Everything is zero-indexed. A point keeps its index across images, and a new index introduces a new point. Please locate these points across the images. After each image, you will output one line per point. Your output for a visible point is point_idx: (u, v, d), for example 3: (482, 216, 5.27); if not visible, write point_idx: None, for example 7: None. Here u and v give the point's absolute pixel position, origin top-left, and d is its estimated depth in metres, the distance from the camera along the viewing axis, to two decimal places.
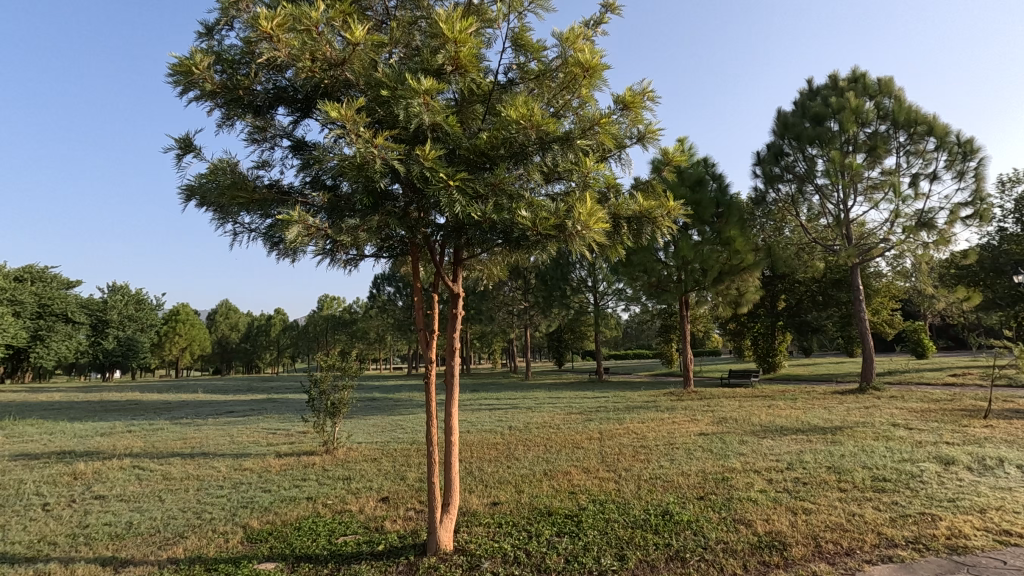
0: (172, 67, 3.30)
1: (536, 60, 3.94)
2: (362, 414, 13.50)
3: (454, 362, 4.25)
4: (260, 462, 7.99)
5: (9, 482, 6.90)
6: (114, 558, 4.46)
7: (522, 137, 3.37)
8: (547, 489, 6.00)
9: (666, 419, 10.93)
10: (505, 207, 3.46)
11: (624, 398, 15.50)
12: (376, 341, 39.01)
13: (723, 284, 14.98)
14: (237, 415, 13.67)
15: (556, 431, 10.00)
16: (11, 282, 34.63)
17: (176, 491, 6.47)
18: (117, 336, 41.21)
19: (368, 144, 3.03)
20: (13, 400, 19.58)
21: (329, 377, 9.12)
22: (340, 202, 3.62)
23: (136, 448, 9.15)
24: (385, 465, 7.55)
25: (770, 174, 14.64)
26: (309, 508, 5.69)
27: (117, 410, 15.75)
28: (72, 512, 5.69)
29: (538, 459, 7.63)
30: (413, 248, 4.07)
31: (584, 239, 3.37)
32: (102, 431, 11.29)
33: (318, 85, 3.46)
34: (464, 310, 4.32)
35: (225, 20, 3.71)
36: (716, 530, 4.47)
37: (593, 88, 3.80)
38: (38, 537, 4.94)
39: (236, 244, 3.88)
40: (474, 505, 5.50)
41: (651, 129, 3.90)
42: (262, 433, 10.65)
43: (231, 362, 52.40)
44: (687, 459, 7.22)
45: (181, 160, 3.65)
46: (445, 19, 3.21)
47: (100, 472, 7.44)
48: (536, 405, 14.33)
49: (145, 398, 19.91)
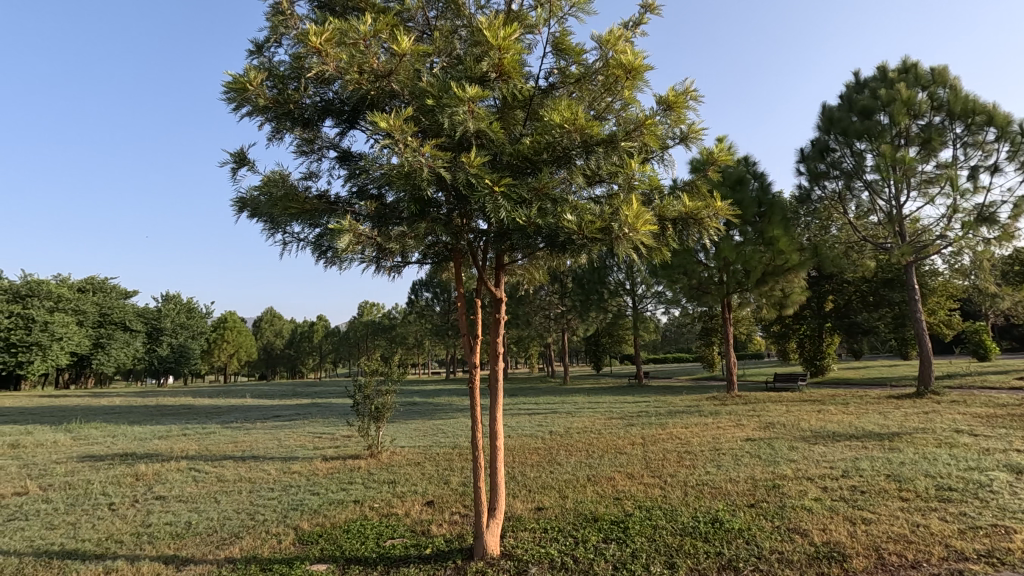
0: (227, 85, 3.44)
1: (576, 63, 3.94)
2: (404, 417, 13.73)
3: (499, 366, 4.25)
4: (308, 466, 8.22)
5: (78, 482, 7.30)
6: (175, 556, 4.64)
7: (565, 140, 3.38)
8: (592, 495, 5.95)
9: (711, 424, 10.69)
10: (550, 212, 3.45)
11: (665, 402, 15.23)
12: (414, 347, 39.52)
13: (767, 285, 14.59)
14: (285, 419, 14.09)
15: (598, 436, 9.90)
16: (75, 294, 36.91)
17: (231, 493, 6.71)
18: (170, 344, 43.15)
19: (414, 153, 3.08)
20: (78, 404, 20.84)
21: (374, 382, 9.29)
22: (387, 210, 3.68)
23: (192, 451, 9.54)
24: (429, 470, 7.61)
25: (815, 170, 14.18)
26: (356, 511, 5.79)
27: (173, 414, 16.49)
28: (136, 512, 5.97)
29: (581, 464, 7.57)
30: (456, 254, 4.12)
31: (631, 242, 3.33)
32: (160, 434, 11.82)
33: (364, 96, 3.54)
34: (507, 315, 4.33)
35: (274, 37, 3.84)
36: (770, 539, 4.34)
37: (636, 90, 3.78)
38: (105, 535, 5.20)
39: (286, 253, 4.00)
40: (519, 510, 5.50)
41: (694, 129, 3.84)
42: (309, 437, 10.97)
43: (277, 368, 54.05)
44: (735, 465, 7.03)
45: (236, 173, 3.81)
46: (488, 27, 3.25)
47: (160, 473, 7.78)
48: (576, 410, 14.24)
49: (199, 403, 20.77)
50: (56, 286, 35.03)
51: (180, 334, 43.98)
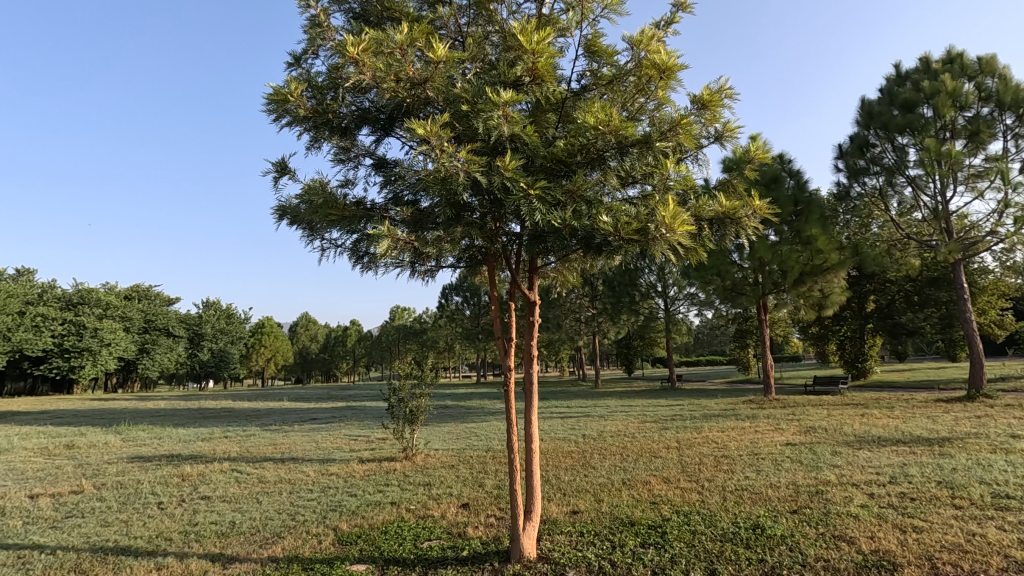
0: (268, 97, 3.55)
1: (608, 65, 3.93)
2: (437, 420, 13.84)
3: (533, 369, 4.25)
4: (345, 467, 8.37)
5: (128, 481, 7.60)
6: (222, 554, 4.80)
7: (599, 141, 3.38)
8: (627, 498, 5.88)
9: (748, 428, 10.45)
10: (585, 214, 3.45)
11: (700, 406, 14.93)
12: (445, 351, 39.82)
13: (804, 285, 14.21)
14: (320, 422, 14.39)
15: (631, 439, 9.81)
16: (121, 301, 38.59)
17: (272, 494, 6.88)
18: (211, 348, 44.50)
19: (450, 158, 3.10)
20: (125, 408, 21.74)
21: (408, 386, 9.42)
22: (422, 215, 3.73)
23: (234, 453, 9.85)
24: (463, 472, 7.66)
25: (854, 167, 13.75)
26: (393, 512, 5.88)
27: (214, 416, 17.03)
28: (183, 511, 6.18)
29: (615, 467, 7.50)
30: (490, 257, 4.14)
31: (667, 242, 3.30)
32: (203, 436, 12.24)
33: (400, 104, 3.59)
34: (540, 317, 4.32)
35: (312, 49, 3.95)
36: (814, 547, 4.22)
37: (670, 90, 3.75)
38: (155, 533, 5.40)
39: (324, 259, 4.10)
40: (554, 513, 5.49)
41: (729, 128, 3.78)
42: (345, 439, 11.19)
43: (312, 372, 55.14)
44: (775, 470, 6.85)
45: (277, 182, 3.93)
46: (522, 32, 3.27)
47: (204, 474, 8.04)
48: (608, 413, 14.10)
49: (239, 407, 21.42)
50: (105, 294, 36.80)
51: (220, 339, 45.41)
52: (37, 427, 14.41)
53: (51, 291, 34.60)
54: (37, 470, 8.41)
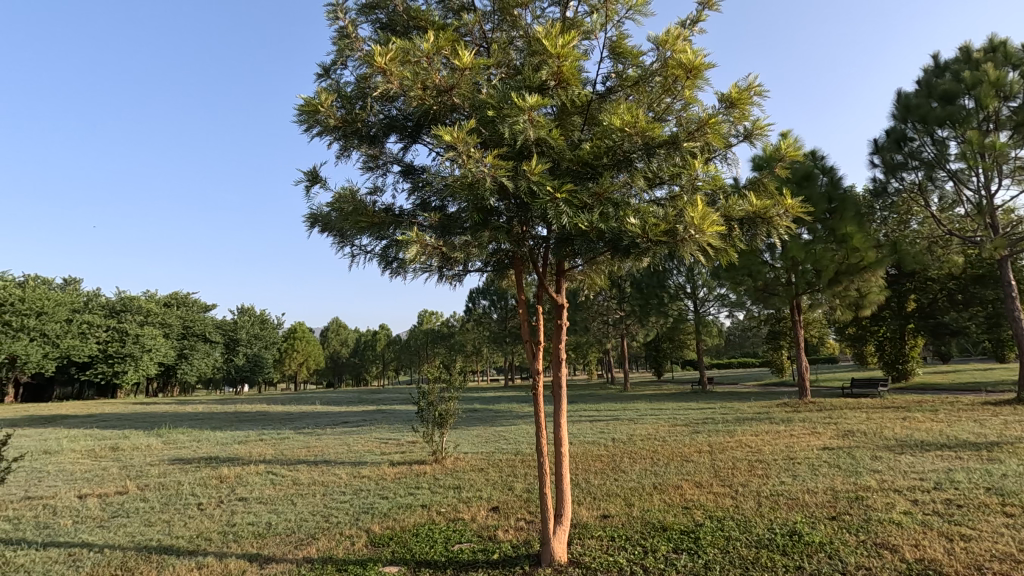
0: (300, 108, 3.64)
1: (634, 66, 3.92)
2: (465, 424, 13.91)
3: (562, 372, 4.23)
4: (376, 470, 8.49)
5: (170, 483, 7.86)
6: (259, 554, 4.92)
7: (626, 143, 3.37)
8: (659, 503, 5.80)
9: (783, 432, 10.19)
10: (612, 216, 3.43)
11: (733, 409, 14.63)
12: (473, 354, 40.00)
13: (840, 285, 13.82)
14: (352, 425, 14.64)
15: (662, 443, 9.67)
16: (161, 308, 39.98)
17: (306, 495, 7.01)
18: (246, 353, 45.67)
19: (477, 163, 3.12)
20: (166, 411, 22.50)
21: (437, 389, 9.52)
22: (449, 220, 3.76)
23: (269, 455, 10.09)
24: (492, 476, 7.67)
25: (891, 162, 13.30)
26: (424, 515, 5.93)
27: (249, 420, 17.49)
28: (221, 511, 6.37)
29: (646, 472, 7.41)
30: (517, 261, 4.16)
31: (696, 243, 3.26)
32: (240, 439, 12.57)
33: (427, 111, 3.64)
34: (568, 321, 4.31)
35: (340, 60, 4.03)
36: (855, 554, 4.09)
37: (697, 89, 3.70)
38: (195, 533, 5.56)
39: (354, 265, 4.18)
40: (585, 517, 5.45)
41: (759, 125, 3.72)
42: (376, 442, 11.35)
43: (343, 376, 56.03)
44: (812, 475, 6.67)
45: (309, 190, 4.02)
46: (547, 36, 3.28)
47: (241, 476, 8.26)
48: (638, 417, 13.94)
49: (273, 410, 21.92)
50: (146, 302, 38.22)
51: (254, 344, 46.56)
52: (85, 430, 15.04)
53: (96, 299, 36.06)
54: (85, 472, 8.77)
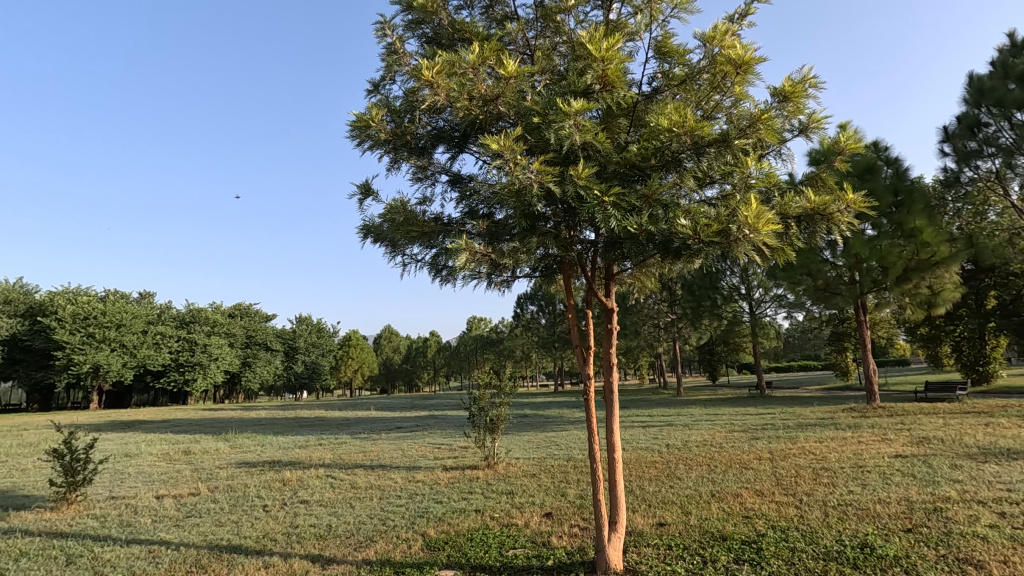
0: (352, 124, 3.79)
1: (680, 65, 3.86)
2: (517, 429, 13.94)
3: (612, 377, 4.19)
4: (430, 475, 8.62)
5: (238, 485, 8.25)
6: (321, 555, 5.09)
7: (674, 143, 3.32)
8: (717, 512, 5.62)
9: (850, 439, 9.66)
10: (662, 218, 3.38)
11: (794, 414, 14.01)
12: (522, 360, 40.05)
13: (909, 282, 13.04)
14: (405, 430, 14.95)
15: (719, 449, 9.38)
16: (226, 319, 42.14)
17: (363, 499, 7.21)
18: (304, 361, 47.47)
19: (524, 170, 3.15)
20: (233, 417, 23.64)
21: (488, 395, 9.59)
22: (497, 227, 3.81)
23: (328, 459, 10.44)
24: (545, 482, 7.65)
25: (964, 150, 12.53)
26: (478, 520, 5.98)
27: (309, 425, 18.16)
28: (285, 513, 6.64)
29: (703, 479, 7.20)
30: (566, 265, 4.15)
31: (751, 243, 3.16)
32: (300, 444, 13.06)
33: (474, 122, 3.70)
34: (619, 325, 4.26)
35: (389, 75, 4.16)
36: (934, 570, 3.83)
37: (748, 84, 3.59)
38: (262, 534, 5.83)
39: (405, 274, 4.28)
40: (640, 525, 5.36)
41: (815, 118, 3.58)
42: (429, 447, 11.54)
43: (395, 382, 57.22)
44: (884, 485, 6.29)
45: (362, 203, 4.16)
46: (590, 40, 3.28)
47: (302, 479, 8.58)
48: (693, 422, 13.56)
49: (331, 415, 22.65)
50: (212, 313, 40.44)
51: (312, 352, 48.31)
52: (160, 435, 16.02)
53: (168, 311, 38.56)
54: (162, 474, 9.34)
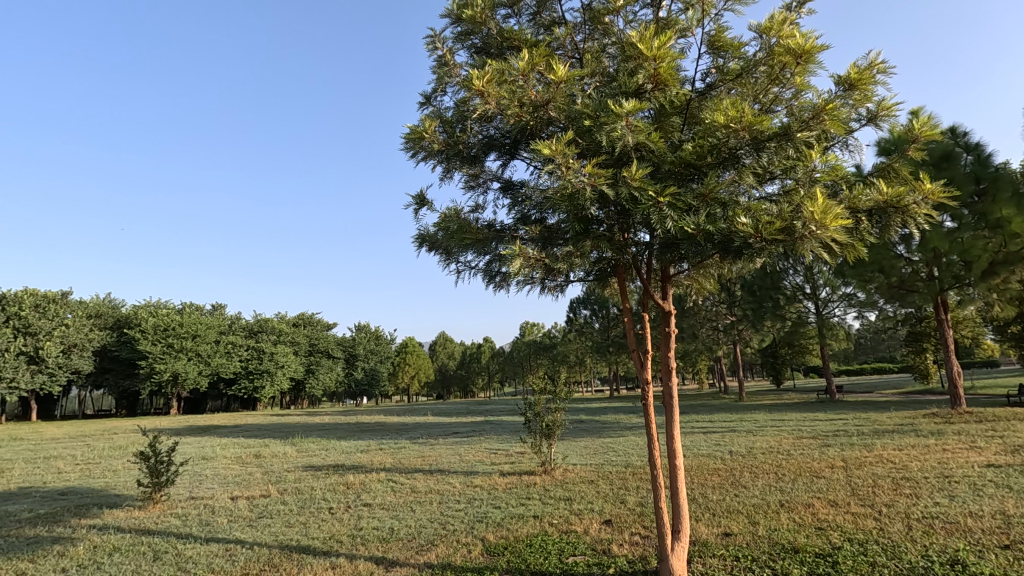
0: (407, 136, 3.89)
1: (736, 59, 3.75)
2: (573, 435, 13.82)
3: (671, 382, 4.08)
4: (488, 480, 8.67)
5: (305, 488, 8.59)
6: (384, 558, 5.22)
7: (731, 140, 3.21)
8: (788, 522, 5.36)
9: (934, 446, 9.00)
10: (720, 218, 3.28)
11: (869, 420, 13.19)
12: (576, 365, 39.75)
13: (997, 277, 12.05)
14: (462, 436, 15.14)
15: (787, 456, 8.96)
16: (291, 328, 44.15)
17: (424, 503, 7.34)
18: (363, 368, 48.97)
19: (576, 174, 3.13)
20: (298, 422, 24.68)
21: (543, 401, 9.57)
22: (550, 232, 3.82)
23: (388, 464, 10.71)
24: (603, 488, 7.53)
25: None
26: (537, 526, 5.96)
27: (370, 430, 18.71)
28: (350, 515, 6.85)
29: (770, 488, 6.89)
30: (620, 268, 4.10)
31: (818, 240, 3.01)
32: (363, 448, 13.46)
33: (525, 128, 3.72)
34: (677, 328, 4.16)
35: (440, 87, 4.24)
36: None
37: (809, 74, 3.44)
38: (329, 535, 6.04)
39: (460, 280, 4.34)
40: (705, 534, 5.18)
41: (884, 105, 3.38)
42: (486, 452, 11.64)
43: (451, 388, 58.04)
44: (975, 497, 5.81)
45: (418, 213, 4.26)
46: (641, 40, 3.24)
47: (365, 483, 8.82)
48: (757, 428, 13.01)
49: (390, 421, 23.19)
50: (278, 323, 42.45)
51: (370, 359, 49.80)
52: (233, 439, 16.93)
53: (238, 322, 40.80)
54: (235, 476, 9.86)
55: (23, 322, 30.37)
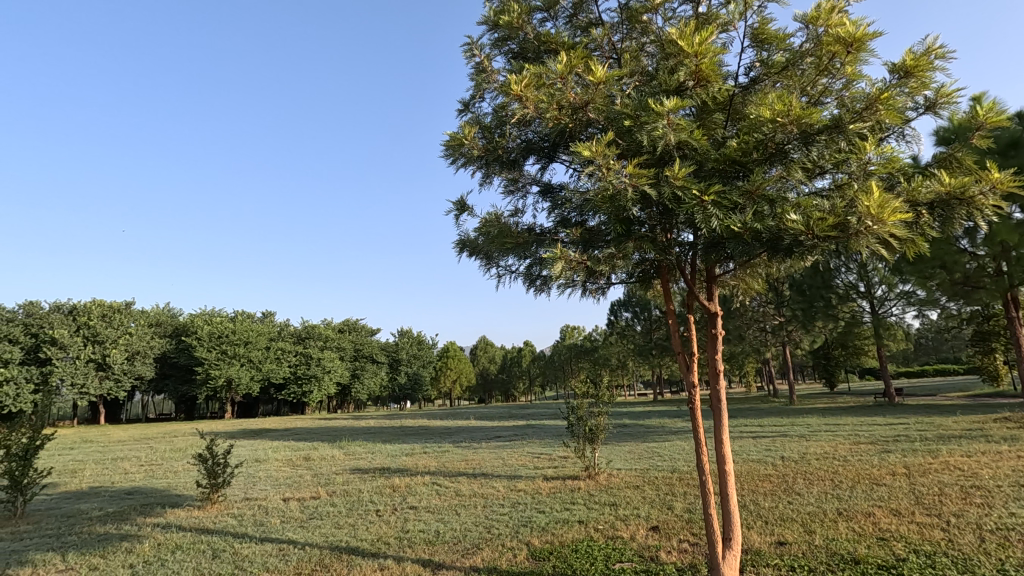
0: (446, 143, 3.93)
1: (781, 51, 3.64)
2: (617, 439, 13.63)
3: (719, 386, 3.97)
4: (531, 485, 8.64)
5: (353, 490, 8.79)
6: (431, 560, 5.28)
7: (778, 135, 3.11)
8: (846, 532, 5.13)
9: (1006, 453, 8.42)
10: (768, 215, 3.17)
11: (933, 425, 12.48)
12: (618, 368, 39.24)
13: None
14: (505, 440, 15.16)
15: (843, 463, 8.57)
16: (337, 334, 45.41)
17: (469, 507, 7.38)
18: (407, 372, 49.81)
19: (617, 175, 3.09)
20: (345, 426, 25.31)
21: (585, 405, 9.49)
22: (591, 234, 3.79)
23: (433, 467, 10.84)
24: (649, 494, 7.40)
25: None
26: (582, 531, 5.90)
27: (414, 434, 18.98)
28: (396, 518, 6.96)
29: (826, 495, 6.60)
30: (664, 269, 4.02)
31: (875, 235, 2.88)
32: (407, 452, 13.67)
33: (563, 130, 3.70)
34: (724, 330, 4.04)
35: (478, 93, 4.28)
36: None
37: (861, 63, 3.29)
38: (377, 537, 6.15)
39: (501, 284, 4.35)
40: (757, 543, 5.01)
41: (944, 92, 3.20)
42: (529, 456, 11.62)
43: (493, 392, 58.26)
44: None
45: (458, 219, 4.31)
46: (681, 36, 3.18)
47: (410, 486, 8.96)
48: (810, 433, 12.52)
49: (433, 425, 23.49)
50: (324, 329, 43.70)
51: (413, 363, 50.55)
52: (285, 442, 17.53)
53: (287, 329, 42.28)
54: (287, 478, 10.19)
55: (92, 331, 32.38)
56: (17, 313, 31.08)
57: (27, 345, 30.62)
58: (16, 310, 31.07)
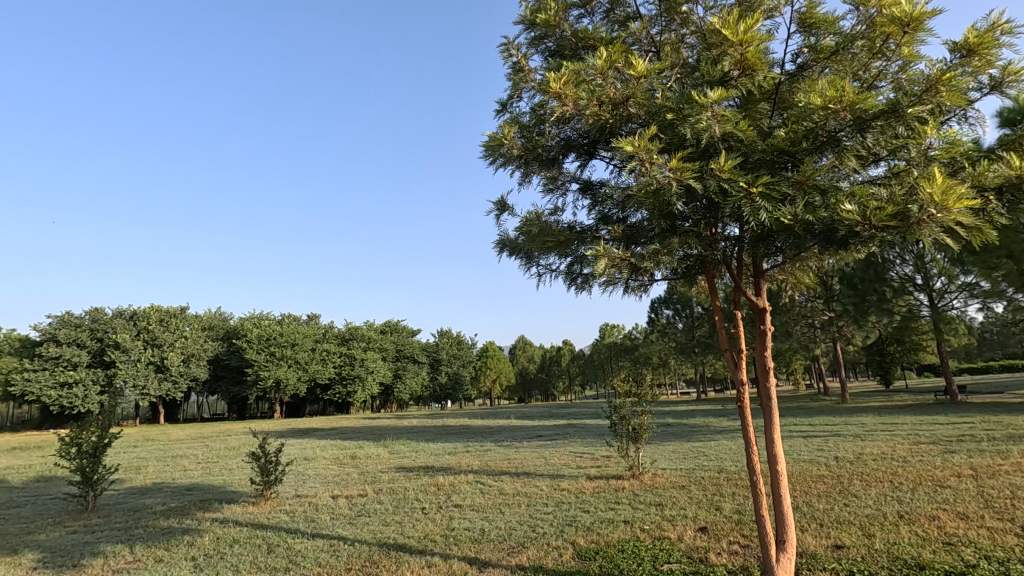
0: (487, 144, 3.96)
1: (830, 35, 3.50)
2: (661, 440, 13.38)
3: (770, 383, 3.84)
4: (574, 484, 8.59)
5: (398, 488, 8.94)
6: (477, 558, 5.32)
7: (830, 122, 3.00)
8: (909, 535, 4.89)
9: None
10: (820, 206, 3.06)
11: (1002, 423, 11.75)
12: (659, 367, 38.57)
13: None
14: (546, 439, 15.12)
15: (902, 463, 8.17)
16: (378, 335, 46.38)
17: (512, 505, 7.40)
18: (447, 372, 50.35)
19: (660, 170, 3.04)
20: (388, 426, 25.79)
21: (628, 404, 9.35)
22: (633, 231, 3.75)
23: (476, 466, 10.92)
24: (696, 494, 7.23)
25: None
26: (628, 531, 5.83)
27: (456, 433, 19.13)
28: (442, 516, 7.04)
29: (885, 497, 6.31)
30: (709, 265, 3.93)
31: (939, 223, 2.73)
32: (450, 450, 13.80)
33: (604, 126, 3.66)
34: (773, 326, 3.91)
35: (516, 93, 4.27)
36: None
37: (918, 42, 3.13)
38: (424, 534, 6.26)
39: (541, 283, 4.35)
40: (813, 546, 4.84)
41: (1012, 69, 3.01)
42: (571, 456, 11.56)
43: (532, 392, 58.17)
44: None
45: (499, 218, 4.33)
46: (725, 25, 3.10)
47: (454, 484, 9.06)
48: (866, 433, 11.98)
49: (474, 424, 23.65)
50: (366, 331, 44.72)
51: (453, 364, 51.02)
52: (330, 441, 18.00)
53: (331, 330, 43.55)
54: (335, 476, 10.45)
55: (151, 335, 34.13)
56: (84, 319, 32.95)
57: (93, 348, 32.57)
58: (82, 316, 33.00)
